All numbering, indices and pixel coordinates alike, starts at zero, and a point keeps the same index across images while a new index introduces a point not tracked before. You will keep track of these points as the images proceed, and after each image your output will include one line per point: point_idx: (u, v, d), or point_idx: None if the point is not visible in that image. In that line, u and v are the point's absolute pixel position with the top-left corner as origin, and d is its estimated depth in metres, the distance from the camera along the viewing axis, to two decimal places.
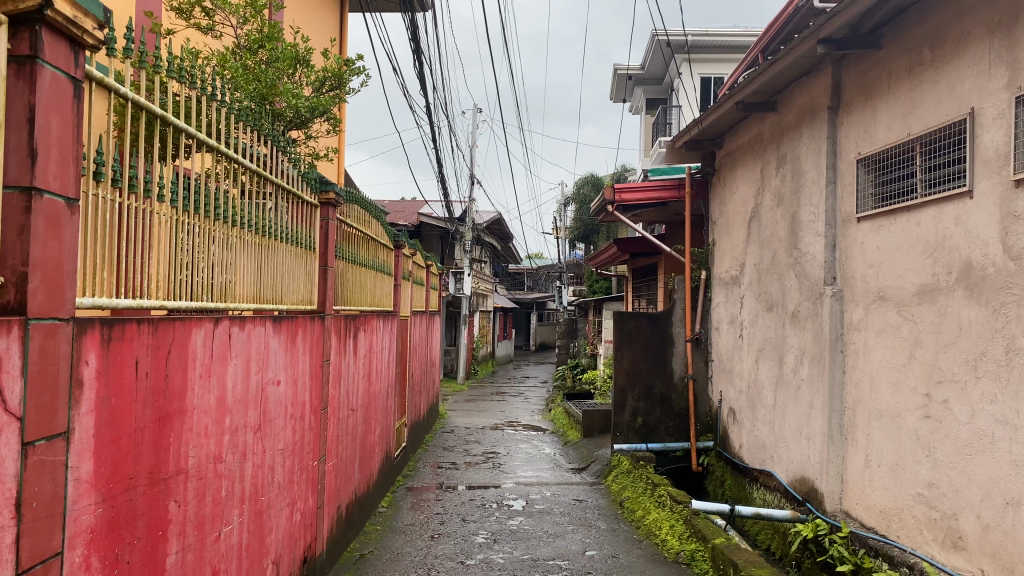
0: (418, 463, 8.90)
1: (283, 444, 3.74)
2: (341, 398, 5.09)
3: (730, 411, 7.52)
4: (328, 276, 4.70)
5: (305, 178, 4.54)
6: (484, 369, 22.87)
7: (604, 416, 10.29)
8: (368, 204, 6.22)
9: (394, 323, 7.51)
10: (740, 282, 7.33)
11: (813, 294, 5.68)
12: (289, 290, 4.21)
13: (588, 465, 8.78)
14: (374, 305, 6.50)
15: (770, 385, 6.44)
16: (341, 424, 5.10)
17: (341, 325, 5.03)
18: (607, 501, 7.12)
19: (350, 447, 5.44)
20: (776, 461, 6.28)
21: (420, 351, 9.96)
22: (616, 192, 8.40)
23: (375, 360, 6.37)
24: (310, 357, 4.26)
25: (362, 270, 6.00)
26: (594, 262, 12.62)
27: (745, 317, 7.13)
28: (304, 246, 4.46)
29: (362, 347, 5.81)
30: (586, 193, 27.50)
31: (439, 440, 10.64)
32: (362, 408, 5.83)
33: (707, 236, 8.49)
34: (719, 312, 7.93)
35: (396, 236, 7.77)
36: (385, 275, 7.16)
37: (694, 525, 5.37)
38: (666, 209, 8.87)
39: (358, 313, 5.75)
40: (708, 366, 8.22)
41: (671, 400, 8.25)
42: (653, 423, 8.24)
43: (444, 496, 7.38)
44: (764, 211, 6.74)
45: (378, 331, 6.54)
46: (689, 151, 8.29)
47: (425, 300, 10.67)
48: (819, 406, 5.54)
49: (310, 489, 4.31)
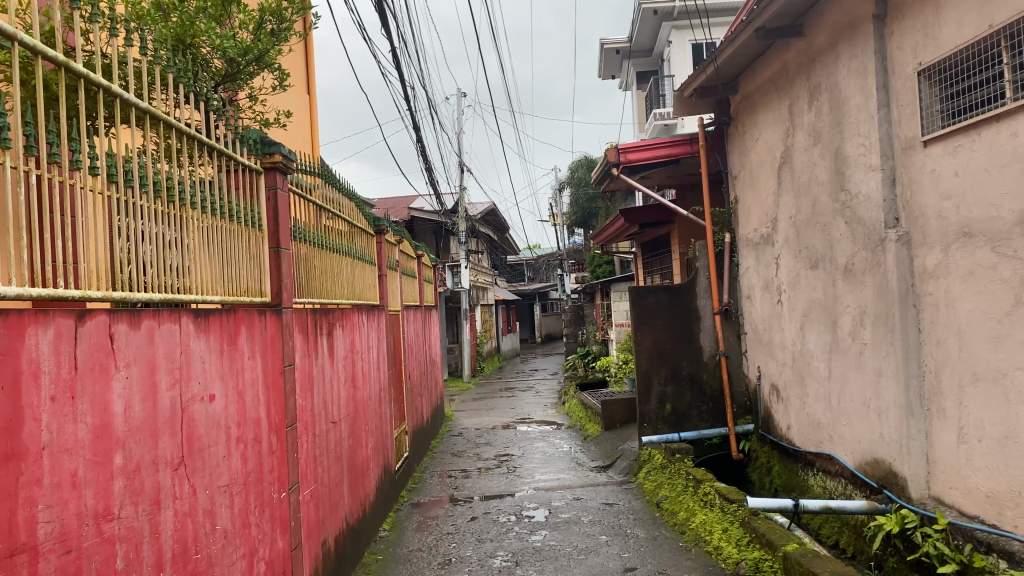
0: (425, 475, 8.00)
1: (228, 480, 2.83)
2: (316, 411, 4.17)
3: (772, 388, 6.61)
4: (282, 259, 3.72)
5: (243, 138, 3.54)
6: (491, 366, 22.00)
7: (625, 405, 9.38)
8: (332, 177, 5.27)
9: (382, 318, 6.62)
10: (773, 240, 6.40)
11: (872, 241, 4.77)
12: (228, 274, 3.23)
13: (614, 461, 7.88)
14: (353, 298, 5.56)
15: (822, 353, 5.53)
16: (318, 441, 4.19)
17: (306, 321, 4.08)
18: (642, 503, 6.23)
19: (334, 468, 4.53)
20: (837, 441, 5.37)
21: (417, 350, 9.06)
22: (621, 153, 7.52)
23: (360, 361, 5.48)
24: (262, 362, 3.33)
25: (332, 257, 5.04)
26: (598, 240, 11.67)
27: (782, 280, 6.22)
28: (245, 223, 3.47)
29: (342, 347, 4.91)
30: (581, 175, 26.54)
31: (447, 446, 9.75)
32: (347, 418, 4.93)
33: (727, 194, 7.57)
34: (749, 277, 7.01)
35: (377, 219, 6.82)
36: (365, 264, 6.20)
37: (755, 528, 4.46)
38: (677, 169, 7.91)
39: (332, 306, 4.82)
40: (741, 339, 7.30)
41: (700, 381, 7.35)
42: (683, 408, 7.36)
43: (456, 511, 6.48)
44: (798, 155, 5.82)
45: (361, 326, 5.64)
46: (699, 101, 7.36)
47: (419, 294, 9.74)
48: (890, 373, 4.64)
49: (278, 529, 3.40)
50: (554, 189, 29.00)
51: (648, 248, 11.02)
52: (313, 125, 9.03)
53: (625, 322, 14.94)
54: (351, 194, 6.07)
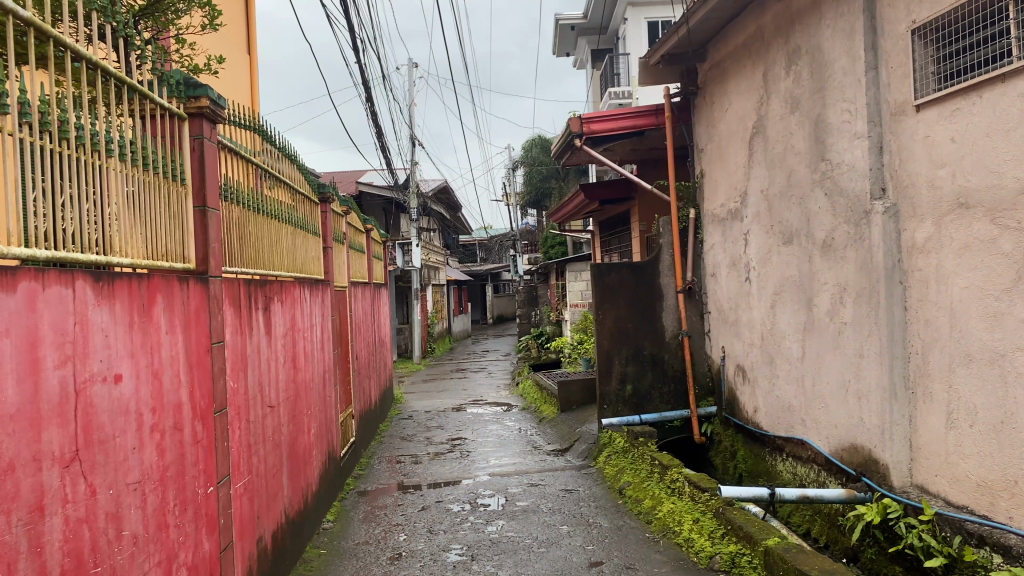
0: (372, 461, 7.56)
1: (138, 476, 2.38)
2: (250, 393, 3.72)
3: (738, 369, 6.34)
4: (208, 220, 3.23)
5: (162, 77, 3.03)
6: (441, 347, 21.56)
7: (582, 387, 9.06)
8: (270, 133, 4.76)
9: (327, 293, 6.15)
10: (742, 215, 6.11)
11: (855, 214, 4.48)
12: (140, 230, 2.70)
13: (571, 444, 7.56)
14: (294, 269, 5.09)
15: (795, 333, 5.25)
16: (253, 428, 3.74)
17: (237, 292, 3.60)
18: (603, 489, 5.92)
19: (271, 455, 4.08)
20: (811, 426, 5.11)
21: (365, 330, 8.58)
22: (584, 122, 7.11)
23: (302, 338, 5.02)
24: (184, 337, 2.87)
25: (269, 223, 4.56)
26: (556, 216, 11.27)
27: (752, 257, 5.93)
28: (164, 175, 2.97)
29: (280, 322, 4.44)
30: (535, 154, 26.16)
31: (395, 429, 9.32)
32: (286, 402, 4.48)
33: (692, 168, 7.25)
34: (715, 254, 6.71)
35: (323, 186, 6.30)
36: (307, 233, 5.70)
37: (729, 519, 4.15)
38: (641, 141, 7.55)
39: (270, 278, 4.36)
40: (705, 319, 7.01)
41: (663, 362, 7.06)
42: (645, 389, 7.05)
43: (406, 500, 6.07)
44: (773, 125, 5.51)
45: (303, 300, 5.17)
46: (666, 68, 7.01)
47: (367, 270, 9.24)
48: (871, 354, 4.36)
49: (204, 529, 2.96)
50: (506, 167, 28.56)
51: (606, 225, 10.70)
52: (256, 88, 8.45)
53: (580, 303, 14.66)
54: (291, 155, 5.54)
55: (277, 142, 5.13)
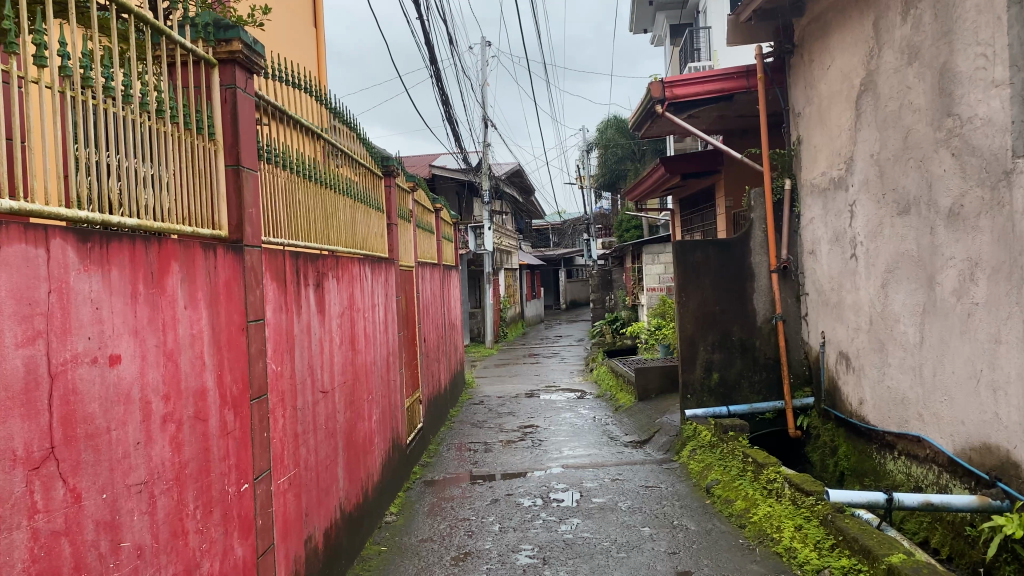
0: (440, 448, 7.19)
1: (143, 476, 2.00)
2: (297, 377, 3.34)
3: (840, 356, 5.71)
4: (243, 180, 2.82)
5: (188, 18, 2.62)
6: (514, 332, 21.21)
7: (661, 374, 8.49)
8: (324, 94, 4.34)
9: (391, 271, 5.78)
10: (847, 185, 5.46)
11: (990, 176, 3.84)
12: (152, 187, 2.26)
13: (652, 435, 7.03)
14: (353, 245, 4.71)
15: (912, 315, 4.62)
16: (301, 416, 3.37)
17: (282, 265, 3.20)
18: (688, 487, 5.40)
19: (323, 445, 3.72)
20: (931, 421, 4.47)
21: (434, 312, 8.21)
22: (666, 87, 6.60)
23: (362, 318, 4.64)
24: (210, 313, 2.49)
25: (323, 193, 4.18)
26: (636, 196, 10.73)
27: (858, 230, 5.29)
28: (189, 129, 2.56)
29: (336, 300, 4.07)
30: (610, 135, 25.47)
31: (466, 415, 8.95)
32: (342, 386, 4.10)
33: (787, 136, 6.60)
34: (814, 229, 6.08)
35: (386, 158, 5.89)
36: (367, 207, 5.29)
37: (840, 527, 3.59)
38: (730, 107, 6.93)
39: (324, 252, 3.95)
40: (802, 301, 6.38)
41: (753, 348, 6.47)
42: (733, 378, 6.48)
43: (474, 493, 5.67)
44: (884, 80, 4.87)
45: (363, 278, 4.79)
46: (757, 25, 6.39)
47: (436, 252, 8.86)
48: (1010, 340, 3.73)
49: (235, 532, 2.59)
50: (581, 150, 27.97)
51: (689, 203, 10.07)
52: (321, 59, 8.13)
53: (657, 286, 14.05)
54: (349, 121, 5.13)
55: (332, 106, 4.71)
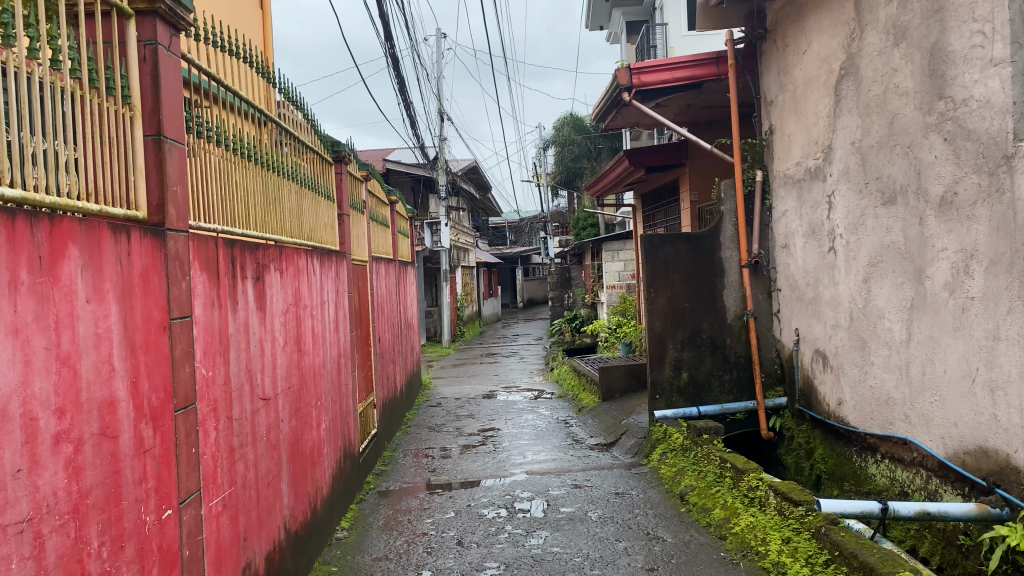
0: (395, 455, 6.77)
1: (25, 512, 1.60)
2: (232, 383, 2.93)
3: (817, 355, 5.45)
4: (165, 152, 2.40)
5: None
6: (470, 331, 20.80)
7: (625, 374, 8.18)
8: (265, 66, 3.90)
9: (342, 265, 5.36)
10: (825, 174, 5.21)
11: (988, 161, 3.59)
12: (53, 158, 1.87)
13: (618, 438, 6.72)
14: (299, 236, 4.28)
15: (898, 311, 4.37)
16: (235, 427, 2.95)
17: (213, 254, 2.78)
18: (661, 494, 5.09)
19: (264, 459, 3.30)
20: (919, 423, 4.22)
21: (389, 310, 7.78)
22: (634, 74, 6.29)
23: (308, 315, 4.23)
24: (122, 308, 2.07)
25: (264, 178, 3.76)
26: (598, 190, 10.40)
27: (838, 222, 5.04)
28: (96, 87, 2.12)
29: (278, 296, 3.64)
30: (566, 133, 25.19)
31: (422, 419, 8.54)
32: (285, 391, 3.68)
33: (759, 125, 6.34)
34: (788, 222, 5.82)
35: (335, 143, 5.45)
36: (312, 194, 4.85)
37: (836, 541, 3.30)
38: (699, 96, 6.65)
39: (265, 240, 3.52)
40: (774, 297, 6.13)
41: (724, 347, 6.19)
42: (703, 378, 6.19)
43: (432, 504, 5.28)
44: (867, 63, 4.61)
45: (311, 272, 4.37)
46: (728, 9, 6.10)
47: (390, 247, 8.41)
48: (1010, 337, 3.48)
49: (154, 569, 2.18)
50: (537, 147, 27.66)
51: (652, 198, 9.80)
52: (268, 40, 7.64)
53: (617, 284, 13.78)
54: (292, 99, 4.68)
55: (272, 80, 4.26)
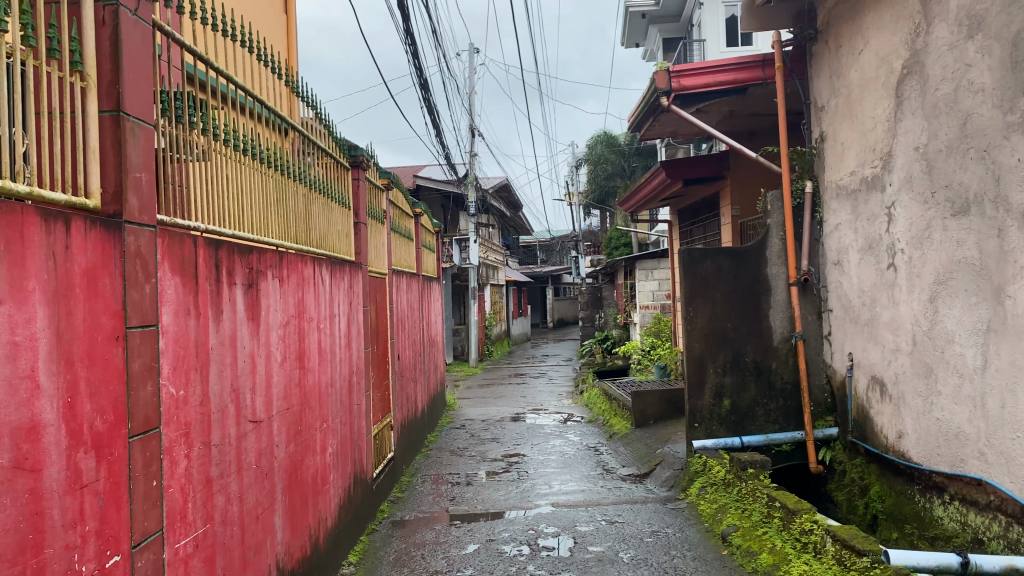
0: (413, 481, 6.38)
1: None
2: (212, 403, 2.55)
3: (873, 382, 4.97)
4: (126, 132, 2.03)
5: None
6: (499, 351, 20.39)
7: (660, 399, 7.72)
8: (263, 51, 3.56)
9: (358, 277, 4.99)
10: (883, 184, 4.75)
11: None
12: None
13: (652, 468, 6.26)
14: (306, 243, 3.93)
15: (971, 334, 3.89)
16: (215, 454, 2.57)
17: (192, 255, 2.42)
18: (700, 534, 4.63)
19: (253, 489, 2.92)
20: (997, 463, 3.73)
21: (410, 327, 7.42)
22: (673, 77, 5.90)
23: (314, 330, 3.85)
24: (55, 312, 1.70)
25: (264, 176, 3.40)
26: (633, 206, 9.97)
27: (899, 236, 4.57)
28: (34, 45, 1.74)
29: (277, 307, 3.27)
30: (599, 151, 24.79)
31: (444, 442, 8.14)
32: (282, 413, 3.30)
33: (808, 133, 5.89)
34: (840, 238, 5.35)
35: (352, 146, 5.10)
36: (324, 199, 4.49)
37: None
38: (743, 102, 6.23)
39: (261, 243, 3.15)
40: (824, 319, 5.66)
41: (768, 372, 5.73)
42: (746, 406, 5.73)
43: (449, 537, 4.85)
44: (934, 60, 4.16)
45: (319, 283, 4.01)
46: (776, 8, 5.69)
47: (414, 261, 8.07)
48: None
49: None
50: (570, 166, 27.31)
51: (690, 214, 9.36)
52: (292, 43, 7.38)
53: (651, 305, 13.34)
54: (301, 96, 4.33)
55: (280, 71, 3.92)
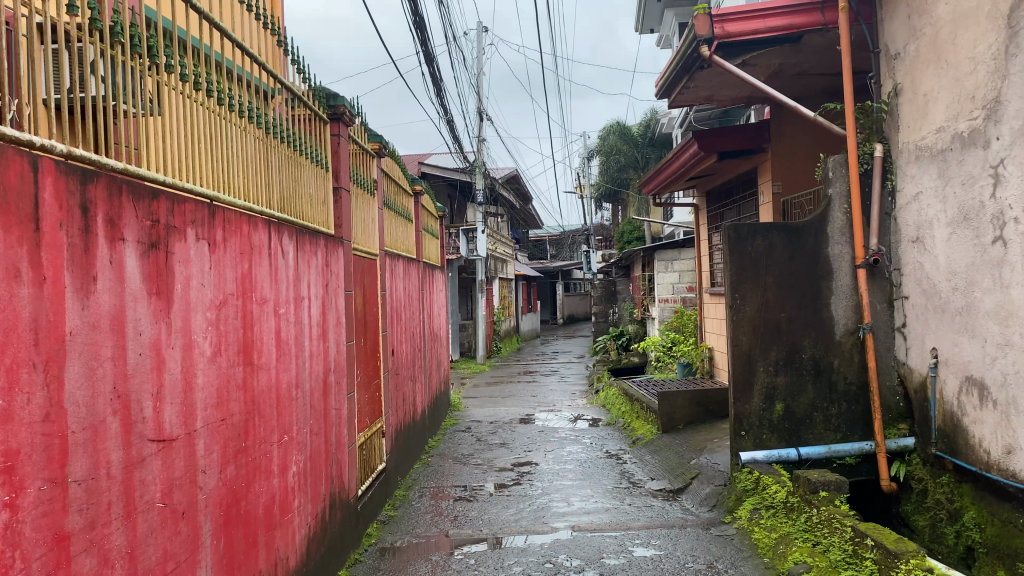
0: (409, 496, 5.48)
1: None
2: (70, 416, 1.65)
3: (967, 383, 4.05)
4: None
5: None
6: (507, 347, 19.46)
7: (690, 402, 6.79)
8: None
9: (338, 254, 4.09)
10: (986, 139, 3.82)
11: None
12: None
13: (688, 483, 5.35)
14: (257, 200, 3.03)
15: None
16: (78, 494, 1.67)
17: (26, 186, 1.53)
18: (759, 570, 3.73)
19: (158, 535, 2.02)
20: None
21: (407, 317, 6.52)
22: (716, 21, 4.98)
23: (270, 315, 2.95)
24: None
25: (183, 99, 2.49)
26: (657, 187, 9.04)
27: (1010, 201, 3.65)
28: None
29: (205, 279, 2.37)
30: (612, 142, 23.72)
31: (447, 447, 7.24)
32: (212, 426, 2.39)
33: (876, 87, 4.95)
34: (922, 210, 4.42)
35: (330, 95, 4.19)
36: (287, 151, 3.59)
37: None
38: (796, 53, 5.29)
39: (176, 186, 2.24)
40: (897, 308, 4.72)
41: (829, 371, 4.82)
42: (802, 411, 4.83)
43: (448, 573, 3.94)
44: None
45: (279, 254, 3.10)
46: None
47: (414, 244, 7.20)
48: None
49: None
50: (581, 157, 26.34)
51: (722, 194, 8.41)
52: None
53: (670, 297, 12.44)
54: (250, 18, 3.41)
55: None
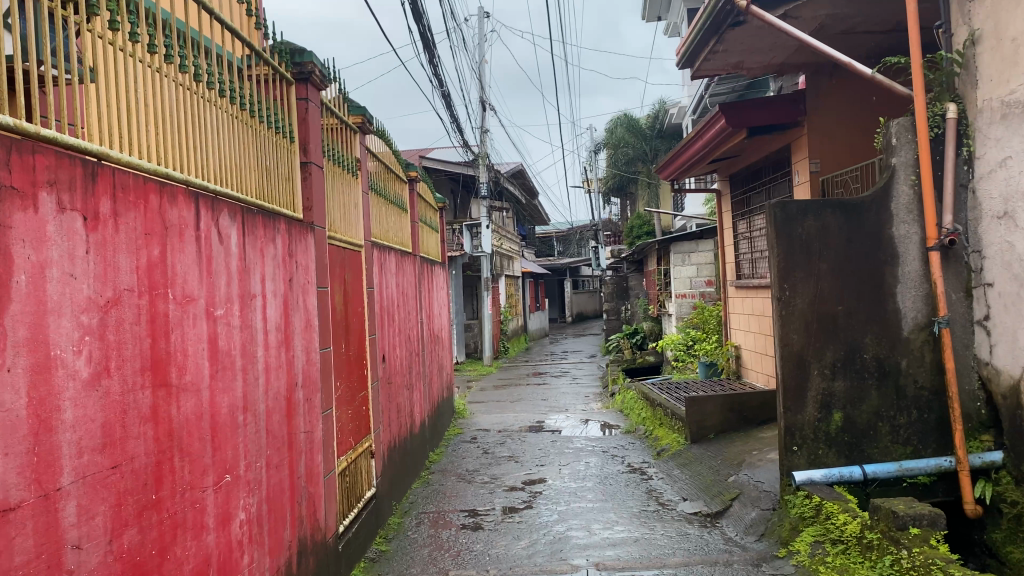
0: (405, 524, 4.75)
1: None
2: None
3: None
4: None
5: None
6: (515, 347, 18.74)
7: (721, 407, 6.02)
8: None
9: (307, 244, 3.35)
10: None
11: None
12: None
13: (727, 506, 4.61)
14: (186, 168, 2.29)
15: None
16: None
17: None
18: None
19: None
20: None
21: (402, 318, 5.78)
22: None
23: (198, 321, 2.22)
24: None
25: (58, 15, 1.75)
26: (675, 171, 8.29)
27: None
28: None
29: (75, 269, 1.64)
30: (619, 134, 22.91)
31: (450, 462, 6.51)
32: (90, 481, 1.66)
33: (946, 38, 4.18)
34: (1011, 178, 3.66)
35: (295, 50, 3.43)
36: (235, 113, 2.85)
37: None
38: (846, 2, 4.54)
39: (33, 134, 1.51)
40: (977, 297, 3.97)
41: (896, 374, 4.07)
42: (864, 422, 4.08)
43: None
44: None
45: (215, 240, 2.37)
46: None
47: (410, 237, 6.48)
48: None
49: None
50: (588, 150, 25.55)
51: (749, 176, 7.64)
52: None
53: (688, 293, 11.67)
54: None
55: None
